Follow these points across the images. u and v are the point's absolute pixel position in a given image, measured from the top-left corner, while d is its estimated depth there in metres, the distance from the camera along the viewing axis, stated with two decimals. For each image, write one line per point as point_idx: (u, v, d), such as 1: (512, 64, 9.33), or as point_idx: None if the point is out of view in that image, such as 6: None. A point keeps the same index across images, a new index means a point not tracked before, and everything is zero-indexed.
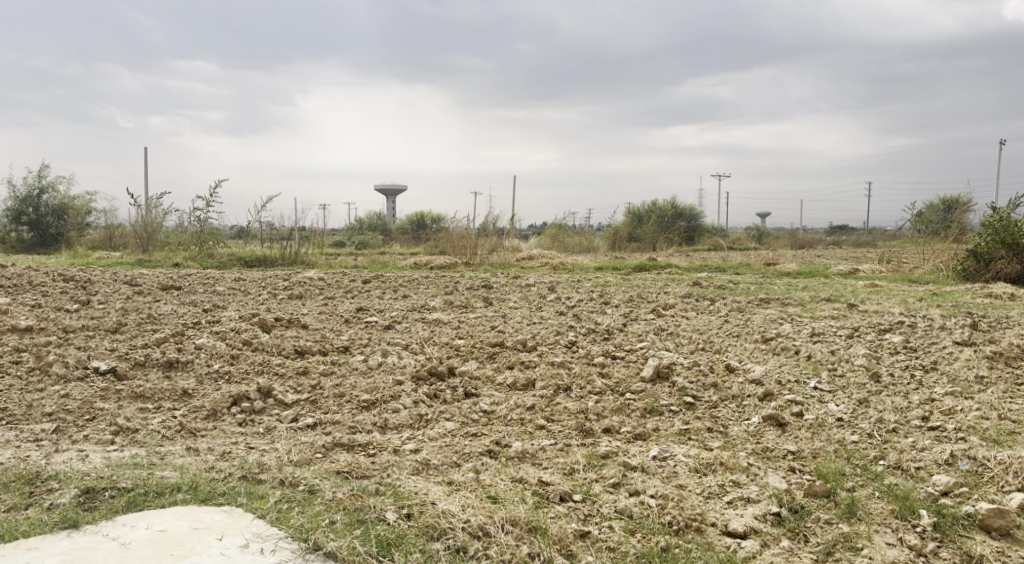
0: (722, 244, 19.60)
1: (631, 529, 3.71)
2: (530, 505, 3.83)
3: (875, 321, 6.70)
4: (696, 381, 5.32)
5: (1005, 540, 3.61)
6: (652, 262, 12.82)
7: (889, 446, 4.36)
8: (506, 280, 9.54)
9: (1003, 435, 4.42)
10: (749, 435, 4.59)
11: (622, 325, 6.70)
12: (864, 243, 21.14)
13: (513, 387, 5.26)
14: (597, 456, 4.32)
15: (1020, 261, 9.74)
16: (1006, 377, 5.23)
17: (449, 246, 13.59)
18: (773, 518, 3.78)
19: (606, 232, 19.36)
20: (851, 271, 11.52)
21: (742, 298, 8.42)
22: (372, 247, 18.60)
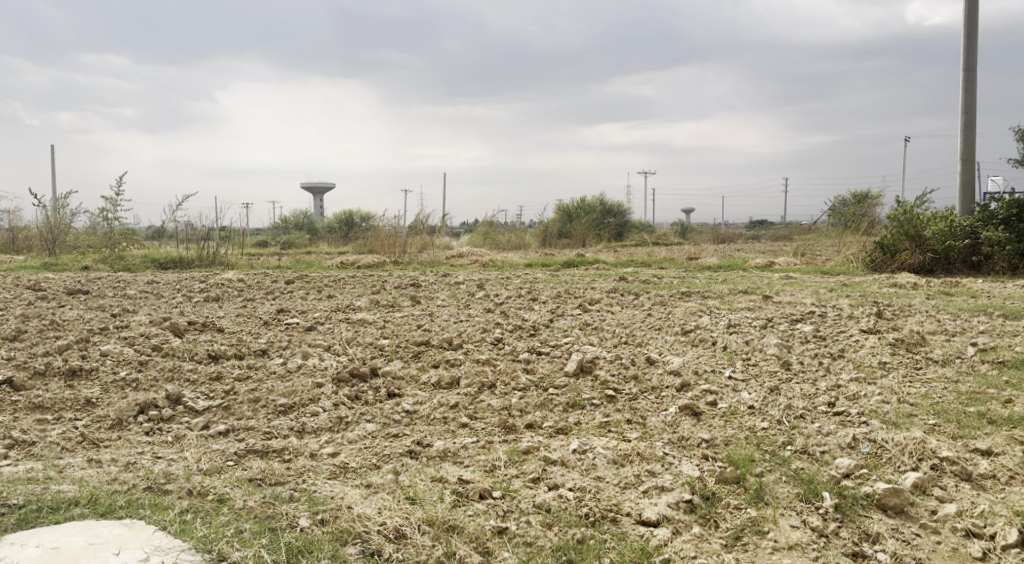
0: (649, 240, 19.78)
1: (549, 522, 3.74)
2: (447, 504, 3.82)
3: (788, 312, 6.93)
4: (617, 374, 5.40)
5: (899, 518, 3.75)
6: (581, 259, 12.80)
7: (796, 431, 4.51)
8: (434, 278, 9.51)
9: (902, 417, 4.61)
10: (666, 425, 4.67)
11: (548, 321, 6.75)
12: (783, 236, 21.91)
13: (437, 385, 5.24)
14: (518, 452, 4.34)
15: (922, 252, 10.22)
16: (906, 361, 5.48)
17: (378, 244, 13.47)
18: (685, 506, 3.86)
19: (537, 229, 19.40)
20: (767, 264, 11.90)
21: (665, 291, 8.60)
22: (297, 246, 18.25)
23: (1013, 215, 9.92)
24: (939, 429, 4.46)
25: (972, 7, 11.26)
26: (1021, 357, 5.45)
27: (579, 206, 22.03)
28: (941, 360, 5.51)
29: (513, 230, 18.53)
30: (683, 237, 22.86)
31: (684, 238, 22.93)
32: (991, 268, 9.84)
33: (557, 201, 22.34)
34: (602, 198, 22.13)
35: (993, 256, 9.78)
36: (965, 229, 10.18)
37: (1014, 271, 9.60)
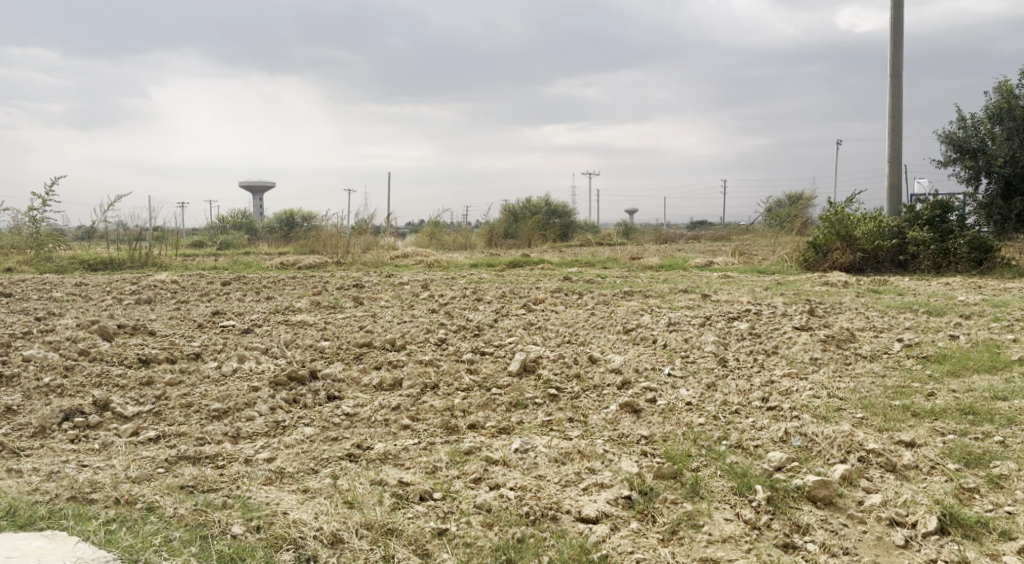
0: (593, 240, 19.96)
1: (489, 522, 3.72)
2: (386, 506, 3.77)
3: (726, 310, 7.05)
4: (560, 373, 5.42)
5: (828, 509, 3.83)
6: (527, 259, 12.81)
7: (732, 426, 4.60)
8: (377, 278, 9.42)
9: (831, 411, 4.73)
10: (607, 423, 4.70)
11: (492, 321, 6.74)
12: (723, 237, 22.34)
13: (379, 387, 5.18)
14: (460, 452, 4.31)
15: (852, 252, 10.51)
16: (836, 357, 5.63)
17: (319, 245, 13.28)
18: (624, 502, 3.89)
19: (482, 229, 19.40)
20: (707, 263, 12.10)
21: (608, 291, 8.67)
22: (236, 247, 17.89)
23: (937, 216, 10.32)
24: (866, 422, 4.58)
25: (898, 14, 11.66)
26: (943, 351, 5.65)
27: (524, 206, 22.13)
28: (869, 355, 5.68)
29: (459, 229, 18.47)
30: (627, 237, 23.10)
31: (627, 238, 23.17)
32: (917, 266, 10.23)
33: (503, 201, 22.37)
34: (547, 199, 22.27)
35: (920, 255, 10.18)
36: (893, 229, 10.52)
37: (938, 270, 10.03)
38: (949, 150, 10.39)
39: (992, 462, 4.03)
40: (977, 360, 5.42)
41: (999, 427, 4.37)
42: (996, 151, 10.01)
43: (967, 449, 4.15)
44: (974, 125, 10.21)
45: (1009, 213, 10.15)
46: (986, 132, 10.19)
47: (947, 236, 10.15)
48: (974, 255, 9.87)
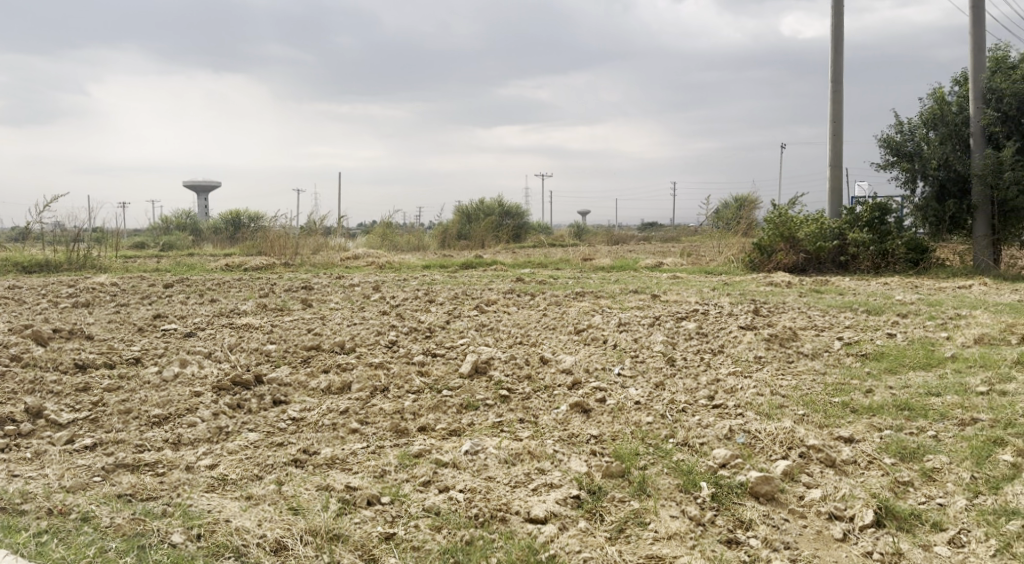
0: (545, 241, 20.03)
1: (437, 525, 3.70)
2: (332, 512, 3.73)
3: (674, 310, 7.14)
4: (511, 374, 5.42)
5: (771, 504, 3.90)
6: (479, 260, 12.81)
7: (679, 424, 4.66)
8: (327, 280, 9.31)
9: (774, 408, 4.82)
10: (557, 423, 4.72)
11: (444, 322, 6.72)
12: (672, 239, 22.68)
13: (326, 390, 5.11)
14: (409, 455, 4.29)
15: (795, 253, 10.74)
16: (779, 355, 5.75)
17: (266, 245, 13.07)
18: (572, 502, 3.91)
19: (435, 230, 19.34)
20: (657, 264, 12.24)
21: (560, 292, 8.71)
22: (180, 248, 17.55)
23: (876, 218, 10.61)
24: (807, 418, 4.68)
25: (837, 21, 11.95)
26: (881, 349, 5.81)
27: (478, 207, 22.14)
28: (810, 353, 5.80)
29: (411, 230, 18.37)
30: (578, 239, 23.23)
31: (580, 239, 23.32)
32: (857, 266, 10.58)
33: (455, 202, 22.35)
34: (500, 200, 22.39)
35: (859, 256, 10.50)
36: (834, 231, 10.77)
37: (877, 270, 10.40)
38: (887, 153, 10.64)
39: (925, 456, 4.15)
40: (913, 358, 5.58)
41: (933, 422, 4.50)
42: (931, 153, 10.17)
43: (902, 444, 4.27)
44: (910, 129, 10.50)
45: (944, 214, 10.29)
46: (921, 136, 10.38)
47: (886, 237, 10.49)
48: (911, 256, 10.31)
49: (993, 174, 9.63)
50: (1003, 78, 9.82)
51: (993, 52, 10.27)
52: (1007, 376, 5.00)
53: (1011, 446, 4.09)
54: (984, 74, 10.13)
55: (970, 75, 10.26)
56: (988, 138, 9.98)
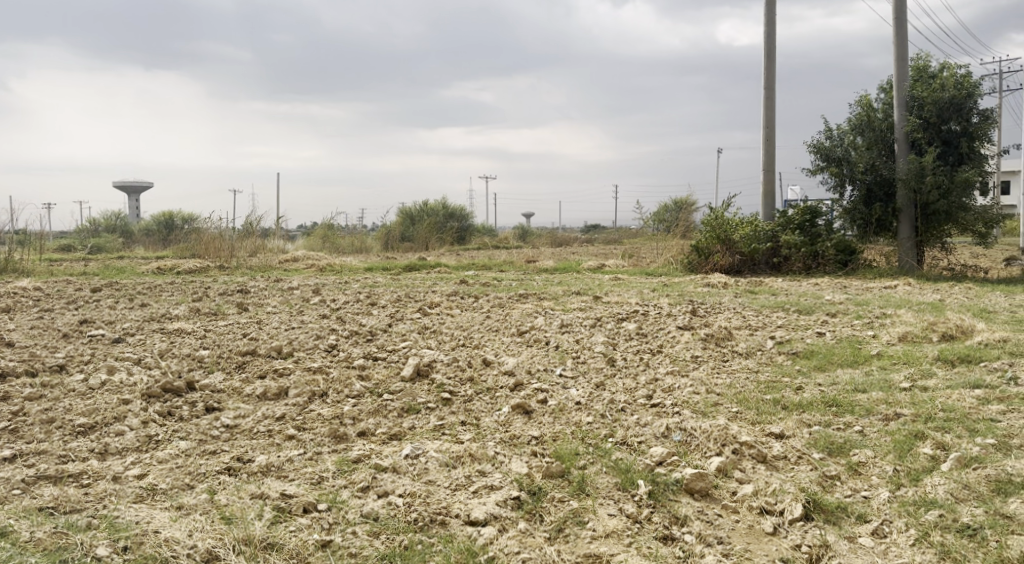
0: (488, 243, 20.06)
1: (375, 531, 3.68)
2: (267, 520, 3.68)
3: (614, 311, 7.23)
4: (453, 376, 5.42)
5: (705, 500, 3.98)
6: (422, 262, 12.77)
7: (617, 424, 4.72)
8: (264, 283, 9.16)
9: (709, 406, 4.92)
10: (498, 425, 4.73)
11: (385, 325, 6.68)
12: (614, 240, 22.98)
13: (262, 396, 5.03)
14: (347, 461, 4.25)
15: (731, 254, 10.95)
16: (715, 355, 5.87)
17: (201, 248, 12.80)
18: (512, 503, 3.92)
19: (378, 231, 19.19)
20: (598, 266, 12.35)
21: (503, 293, 8.73)
22: (111, 251, 17.06)
23: (807, 221, 10.92)
24: (741, 415, 4.79)
25: (770, 28, 12.26)
26: (812, 348, 5.97)
27: (421, 210, 22.10)
28: (745, 352, 5.94)
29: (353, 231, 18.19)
30: (522, 241, 23.31)
31: (524, 241, 23.43)
32: (789, 268, 10.85)
33: (398, 204, 22.25)
34: (444, 201, 22.41)
35: (792, 257, 10.78)
36: (767, 233, 11.03)
37: (808, 271, 10.71)
38: (817, 159, 10.94)
39: (852, 451, 4.28)
40: (841, 355, 5.75)
41: (859, 417, 4.65)
42: (858, 158, 10.50)
43: (830, 439, 4.40)
44: (839, 135, 10.82)
45: (871, 218, 10.67)
46: (849, 142, 10.70)
47: (817, 239, 10.80)
48: (841, 257, 10.63)
49: (916, 179, 9.99)
50: (924, 86, 10.21)
51: (915, 61, 10.68)
52: (928, 372, 5.20)
53: (931, 439, 4.25)
54: (907, 82, 10.51)
55: (894, 83, 10.63)
56: (911, 144, 10.36)
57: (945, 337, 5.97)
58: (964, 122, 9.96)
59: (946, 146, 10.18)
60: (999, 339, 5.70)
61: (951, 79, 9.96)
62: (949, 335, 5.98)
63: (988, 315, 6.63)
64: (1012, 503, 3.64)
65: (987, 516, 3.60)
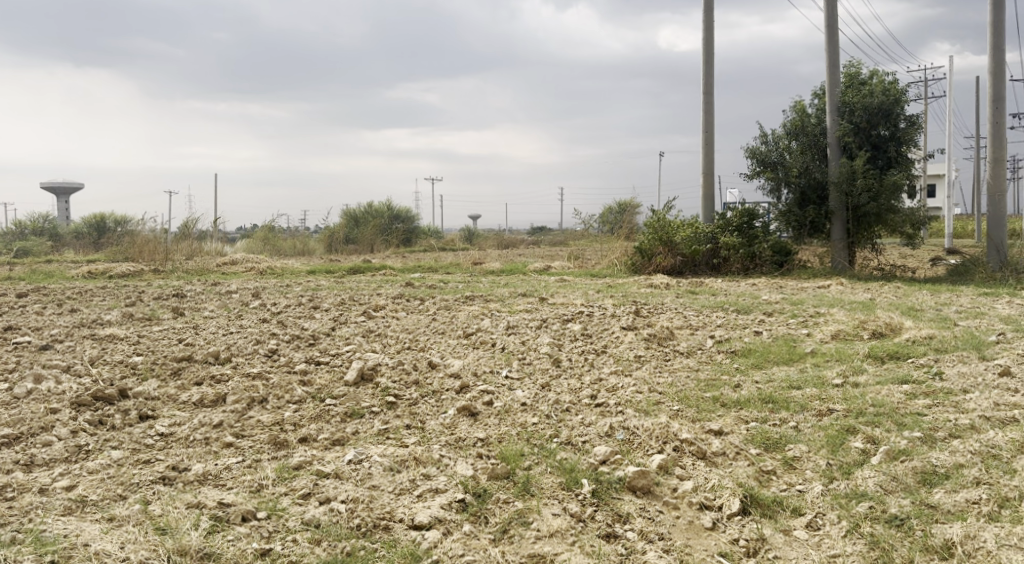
0: (434, 245, 20.02)
1: (317, 538, 3.65)
2: (203, 530, 3.63)
3: (560, 312, 7.30)
4: (397, 380, 5.40)
5: (646, 497, 4.05)
6: (366, 265, 12.69)
7: (562, 424, 4.78)
8: (201, 287, 8.98)
9: (651, 405, 5.00)
10: (444, 427, 4.74)
11: (329, 329, 6.62)
12: (560, 243, 23.17)
13: (199, 403, 4.95)
14: (288, 468, 4.21)
15: (673, 256, 11.15)
16: (658, 354, 5.97)
17: (134, 251, 12.49)
18: (457, 506, 3.93)
19: (321, 234, 18.97)
20: (543, 267, 12.43)
21: (449, 295, 8.72)
22: (39, 255, 16.51)
23: (744, 223, 11.18)
24: (681, 413, 4.89)
25: (708, 34, 12.52)
26: (749, 346, 6.13)
27: (365, 212, 21.96)
28: (686, 352, 6.06)
29: (295, 232, 17.95)
30: (468, 243, 23.31)
31: (470, 243, 23.45)
32: (728, 269, 11.11)
33: (343, 207, 22.08)
34: (389, 204, 22.39)
35: (730, 258, 11.04)
36: (707, 235, 11.26)
37: (746, 271, 10.99)
38: (754, 163, 11.20)
39: (787, 446, 4.41)
40: (777, 353, 5.91)
41: (794, 413, 4.78)
42: (793, 161, 10.77)
43: (766, 434, 4.52)
44: (774, 140, 11.11)
45: (805, 220, 10.93)
46: (783, 146, 11.00)
47: (754, 240, 11.07)
48: (777, 258, 10.92)
49: (848, 182, 10.31)
50: (855, 93, 10.55)
51: (846, 68, 11.03)
52: (860, 368, 5.38)
53: (862, 433, 4.40)
54: (839, 88, 10.84)
55: (826, 89, 10.95)
56: (843, 148, 10.65)
57: (875, 335, 6.18)
58: (892, 127, 10.38)
59: (875, 150, 10.53)
60: (926, 336, 5.93)
61: (879, 86, 10.32)
62: (879, 333, 6.19)
63: (916, 313, 6.89)
64: (937, 494, 3.80)
65: (914, 506, 3.74)
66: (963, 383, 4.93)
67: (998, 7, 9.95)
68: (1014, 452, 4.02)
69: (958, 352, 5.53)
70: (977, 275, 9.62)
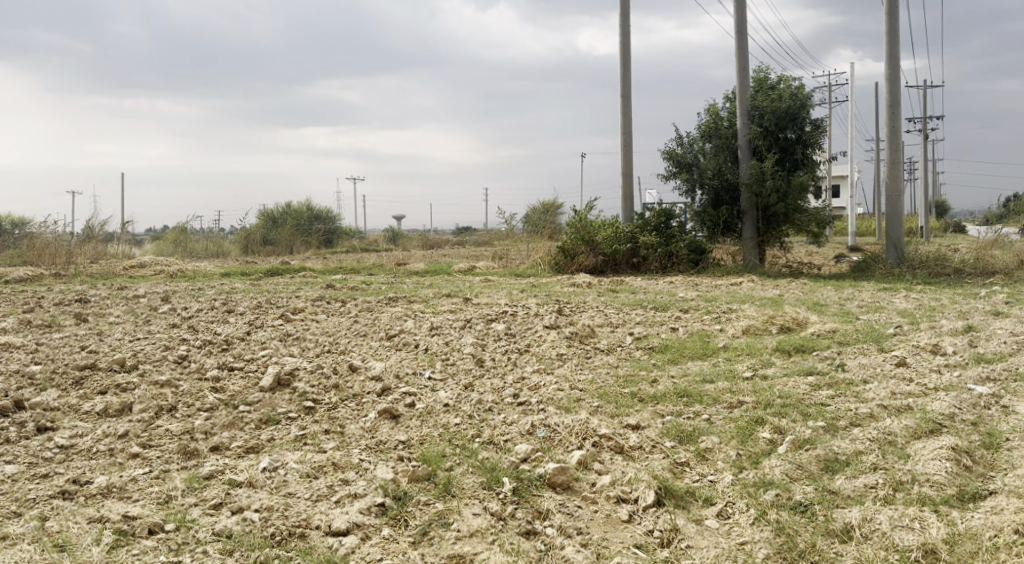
0: (356, 246, 19.87)
1: (229, 549, 3.59)
2: (106, 546, 3.53)
3: (484, 312, 7.35)
4: (316, 384, 5.34)
5: (566, 493, 4.11)
6: (286, 265, 12.85)
7: (484, 424, 4.81)
8: (107, 292, 8.69)
9: (572, 402, 5.08)
10: (364, 431, 4.71)
11: (244, 334, 6.50)
12: (485, 243, 23.33)
13: (103, 413, 4.79)
14: (199, 478, 4.12)
15: (595, 255, 11.29)
16: (579, 352, 6.06)
17: (32, 253, 12.01)
18: (376, 510, 3.91)
19: (237, 234, 18.57)
20: (468, 268, 12.43)
21: (371, 297, 8.65)
22: None
23: (662, 223, 11.43)
24: (601, 409, 4.98)
25: (625, 39, 12.75)
26: (666, 342, 6.29)
27: (283, 212, 21.61)
28: (606, 349, 6.18)
29: (210, 232, 17.53)
30: (391, 244, 23.17)
31: (394, 243, 23.36)
32: (647, 268, 11.33)
33: (260, 207, 21.69)
34: (309, 204, 22.13)
35: (649, 258, 11.25)
36: (627, 234, 11.45)
37: (664, 270, 11.20)
38: (670, 164, 11.48)
39: (700, 438, 4.54)
40: (691, 349, 6.08)
41: (707, 406, 4.93)
42: (707, 163, 11.10)
43: (681, 427, 4.65)
44: (688, 142, 11.40)
45: (718, 219, 11.27)
46: (698, 148, 11.31)
47: (671, 239, 11.34)
48: (693, 257, 11.19)
49: (758, 183, 10.66)
50: (764, 97, 10.92)
51: (755, 72, 11.40)
52: (769, 361, 5.59)
53: (770, 424, 4.56)
54: (749, 93, 11.19)
55: (737, 93, 11.30)
56: (753, 150, 11.02)
57: (783, 329, 6.42)
58: (799, 130, 10.78)
59: (783, 153, 10.92)
60: (830, 330, 6.21)
61: (787, 91, 10.71)
62: (787, 328, 6.44)
63: (821, 308, 7.18)
64: (839, 479, 3.97)
65: (817, 492, 3.90)
66: (863, 373, 5.18)
67: (893, 17, 10.44)
68: (908, 438, 4.24)
69: (860, 344, 5.81)
70: (877, 271, 10.10)
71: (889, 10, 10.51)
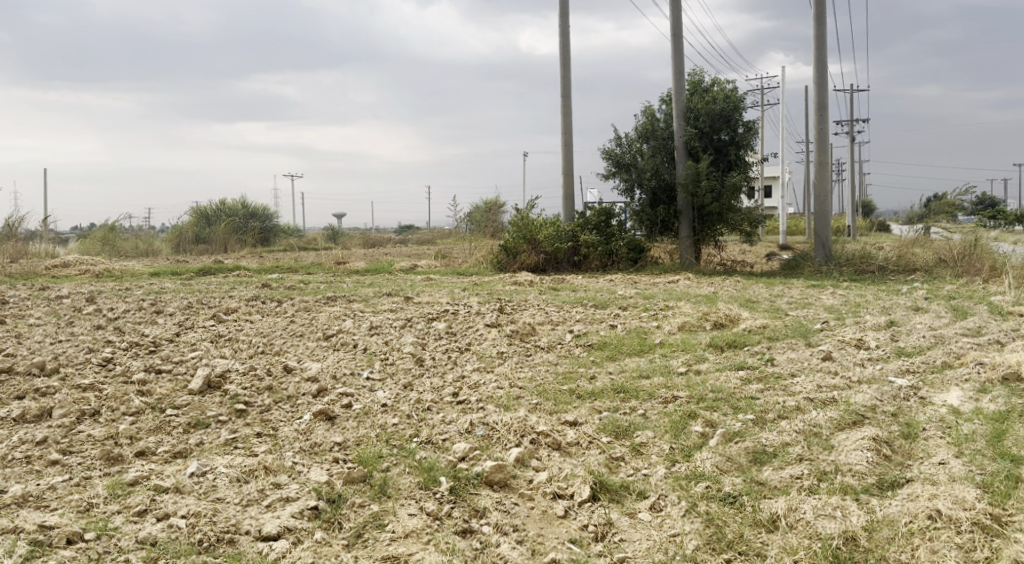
0: (294, 245, 19.48)
1: (153, 556, 3.51)
2: (19, 557, 3.42)
3: (425, 311, 7.32)
4: (250, 386, 5.25)
5: (503, 491, 4.13)
6: (218, 265, 12.34)
7: (422, 423, 4.79)
8: (29, 292, 8.37)
9: (510, 399, 5.09)
10: (298, 433, 4.65)
11: (174, 335, 6.35)
12: (428, 240, 23.20)
13: (20, 419, 4.64)
14: (122, 484, 4.01)
15: (536, 253, 11.32)
16: (519, 350, 6.09)
17: None
18: (309, 513, 3.87)
19: (168, 232, 18.12)
20: (410, 267, 12.27)
21: (309, 296, 8.52)
22: None
23: (602, 221, 11.54)
24: (539, 406, 5.01)
25: (564, 39, 12.83)
26: (604, 339, 6.35)
27: (218, 211, 21.13)
28: (546, 346, 6.21)
29: (139, 231, 17.08)
30: (332, 243, 22.55)
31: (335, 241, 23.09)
32: (588, 266, 11.43)
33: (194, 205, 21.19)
34: (244, 201, 21.73)
35: (590, 256, 11.35)
36: (568, 233, 11.54)
37: (604, 268, 11.32)
38: (608, 164, 11.60)
39: (635, 433, 4.61)
40: (629, 345, 6.16)
41: (642, 401, 5.00)
42: (644, 164, 11.25)
43: (617, 423, 4.71)
44: (626, 143, 11.54)
45: (656, 218, 11.44)
46: (635, 149, 11.45)
47: (610, 238, 11.46)
48: (632, 255, 11.33)
49: (693, 183, 10.85)
50: (699, 99, 11.13)
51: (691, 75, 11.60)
52: (703, 357, 5.70)
53: (702, 418, 4.65)
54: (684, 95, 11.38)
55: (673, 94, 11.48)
56: (688, 151, 11.21)
57: (717, 325, 6.56)
58: (732, 132, 11.02)
59: (717, 153, 11.14)
60: (761, 326, 6.36)
61: (721, 94, 10.93)
62: (720, 324, 6.56)
63: (754, 304, 7.36)
64: (767, 471, 4.08)
65: (746, 484, 4.00)
66: (792, 367, 5.32)
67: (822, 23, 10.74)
68: (834, 430, 4.37)
69: (790, 339, 5.96)
70: (808, 269, 10.37)
71: (817, 15, 10.81)
